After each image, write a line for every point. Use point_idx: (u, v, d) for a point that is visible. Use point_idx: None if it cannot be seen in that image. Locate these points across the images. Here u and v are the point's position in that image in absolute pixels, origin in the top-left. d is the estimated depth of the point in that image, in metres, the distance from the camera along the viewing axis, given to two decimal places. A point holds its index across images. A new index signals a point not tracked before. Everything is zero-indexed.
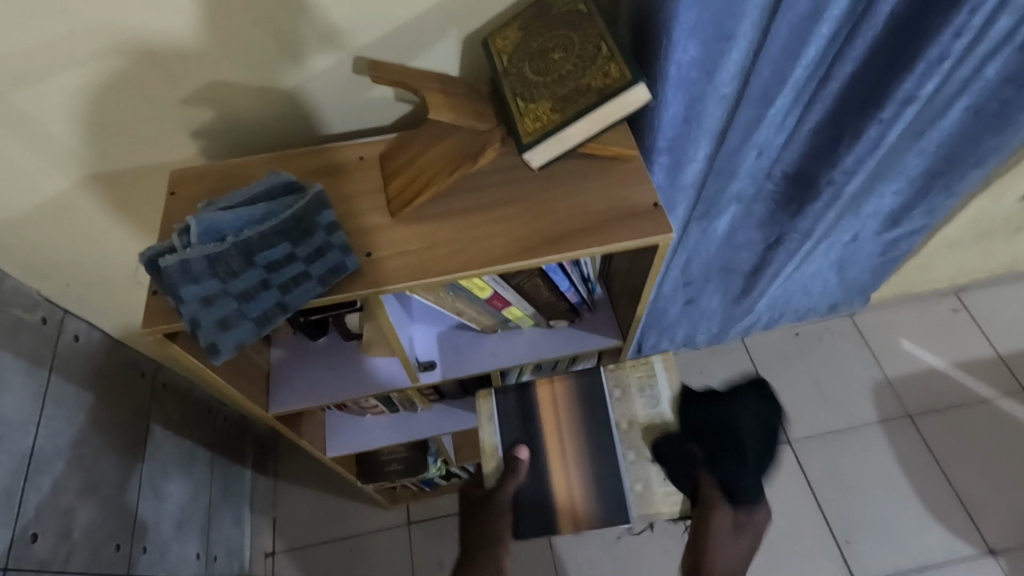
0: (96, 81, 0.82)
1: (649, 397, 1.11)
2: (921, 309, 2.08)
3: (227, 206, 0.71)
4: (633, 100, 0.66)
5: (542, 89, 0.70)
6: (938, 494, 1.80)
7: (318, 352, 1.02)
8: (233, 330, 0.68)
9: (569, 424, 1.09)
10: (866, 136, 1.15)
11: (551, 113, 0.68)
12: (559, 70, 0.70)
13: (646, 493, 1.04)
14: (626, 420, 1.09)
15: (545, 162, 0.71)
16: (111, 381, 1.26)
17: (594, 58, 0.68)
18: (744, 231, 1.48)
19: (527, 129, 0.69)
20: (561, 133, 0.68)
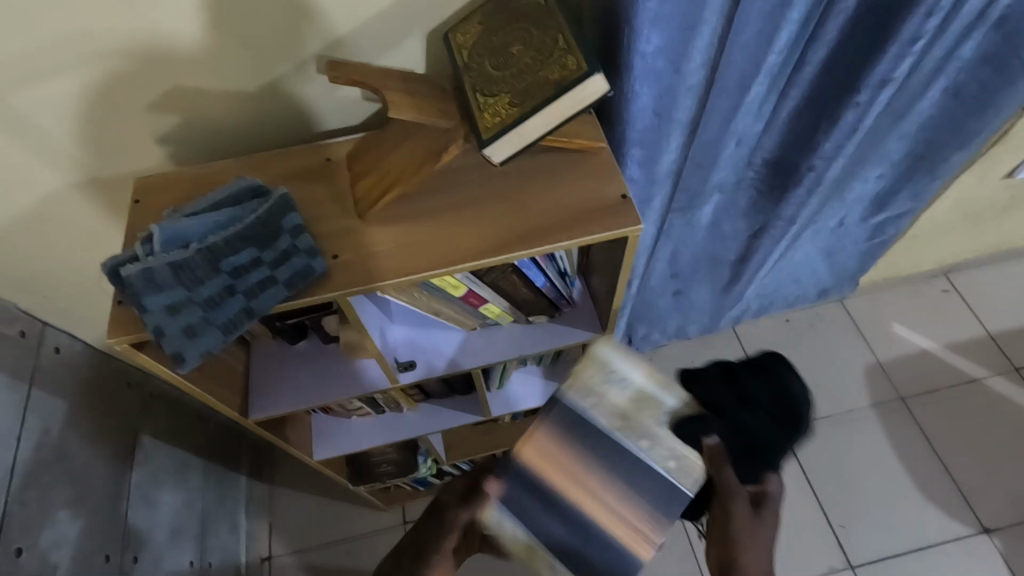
0: (56, 91, 0.80)
1: (617, 380, 0.75)
2: (911, 291, 2.08)
3: (191, 212, 0.70)
4: (590, 91, 0.65)
5: (501, 83, 0.69)
6: (932, 475, 1.80)
7: (297, 356, 1.01)
8: (200, 338, 0.67)
9: (582, 468, 0.73)
10: (843, 121, 1.14)
11: (509, 107, 0.67)
12: (518, 65, 0.69)
13: (692, 461, 0.73)
14: (614, 419, 0.74)
15: (507, 157, 0.70)
16: (96, 392, 1.25)
17: (551, 51, 0.67)
18: (729, 220, 1.47)
19: (486, 124, 0.68)
20: (520, 128, 0.67)
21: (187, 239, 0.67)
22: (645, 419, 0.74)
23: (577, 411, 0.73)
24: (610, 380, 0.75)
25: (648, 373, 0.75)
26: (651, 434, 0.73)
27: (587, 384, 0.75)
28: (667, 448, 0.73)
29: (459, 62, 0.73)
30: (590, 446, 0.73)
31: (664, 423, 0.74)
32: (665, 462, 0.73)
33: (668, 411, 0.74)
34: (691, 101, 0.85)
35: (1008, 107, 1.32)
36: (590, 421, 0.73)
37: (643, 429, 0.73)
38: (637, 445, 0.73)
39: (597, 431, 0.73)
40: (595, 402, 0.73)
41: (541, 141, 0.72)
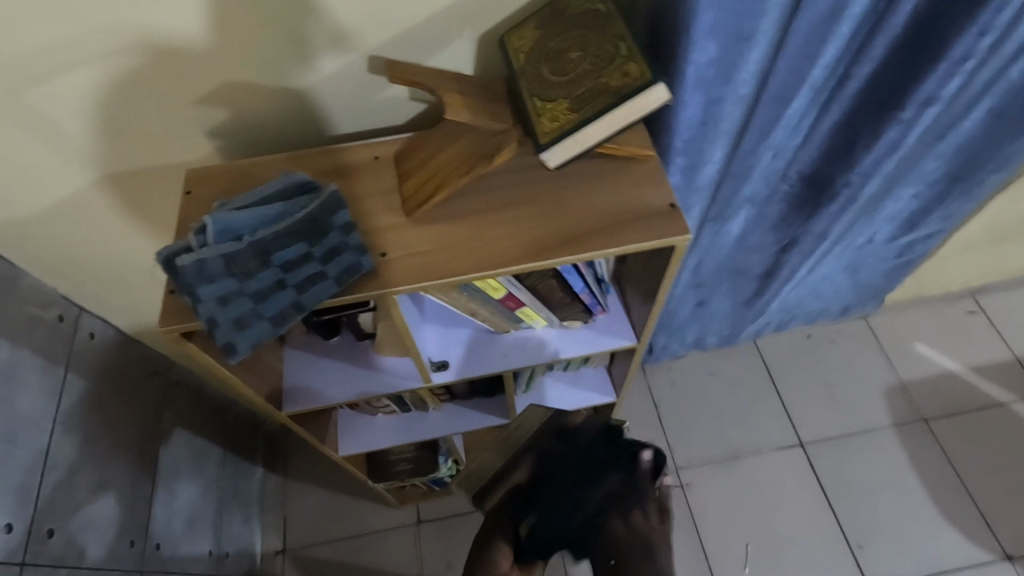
0: (108, 76, 0.82)
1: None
2: (935, 311, 2.06)
3: (241, 205, 0.71)
4: (653, 100, 0.66)
5: (558, 89, 0.70)
6: (953, 498, 1.78)
7: (330, 351, 1.02)
8: (250, 330, 0.67)
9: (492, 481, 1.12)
10: (885, 136, 1.14)
11: (568, 113, 0.68)
12: (575, 70, 0.70)
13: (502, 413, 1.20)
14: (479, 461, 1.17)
15: (563, 162, 0.70)
16: (126, 379, 1.27)
17: (612, 58, 0.69)
18: (758, 233, 1.46)
19: (544, 128, 0.69)
20: (579, 134, 0.68)
21: (239, 233, 0.68)
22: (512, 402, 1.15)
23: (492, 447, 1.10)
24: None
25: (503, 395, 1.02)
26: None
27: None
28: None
29: (514, 66, 0.73)
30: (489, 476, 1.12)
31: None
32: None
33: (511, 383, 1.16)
34: (738, 113, 0.85)
35: None
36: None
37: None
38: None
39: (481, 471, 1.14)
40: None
41: (596, 148, 0.72)
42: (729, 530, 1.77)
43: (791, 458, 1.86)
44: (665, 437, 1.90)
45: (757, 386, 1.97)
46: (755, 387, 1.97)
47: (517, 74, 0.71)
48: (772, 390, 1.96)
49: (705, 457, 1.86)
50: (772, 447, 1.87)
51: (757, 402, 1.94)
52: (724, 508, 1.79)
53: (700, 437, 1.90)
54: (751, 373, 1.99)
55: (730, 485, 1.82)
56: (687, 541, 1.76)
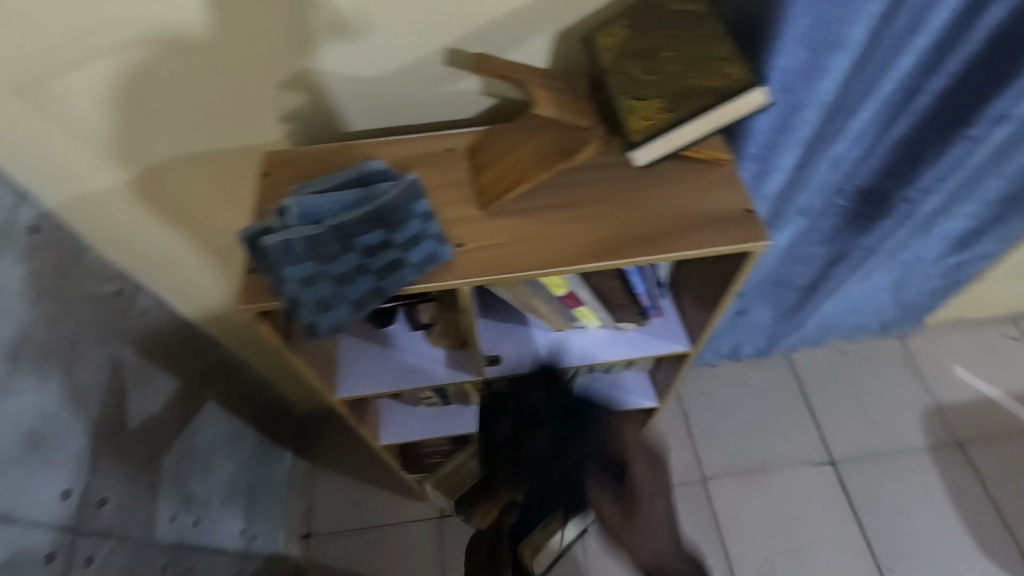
0: (138, 66, 0.83)
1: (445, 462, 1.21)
2: (975, 335, 2.02)
3: (326, 188, 0.72)
4: (749, 103, 0.68)
5: (650, 87, 0.71)
6: (988, 526, 1.74)
7: (383, 339, 1.03)
8: (331, 312, 0.68)
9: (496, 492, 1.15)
10: (952, 152, 1.13)
11: (661, 111, 0.69)
12: (668, 70, 0.71)
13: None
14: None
15: (650, 161, 0.72)
16: (173, 357, 1.29)
17: (707, 60, 0.70)
18: (807, 246, 1.44)
19: (636, 126, 0.70)
20: (672, 133, 0.69)
21: (326, 215, 0.69)
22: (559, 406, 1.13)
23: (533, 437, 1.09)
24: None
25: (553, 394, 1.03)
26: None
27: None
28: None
29: (602, 62, 0.73)
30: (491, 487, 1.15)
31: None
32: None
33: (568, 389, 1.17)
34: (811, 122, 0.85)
35: None
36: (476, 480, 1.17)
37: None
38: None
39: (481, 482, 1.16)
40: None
41: (680, 151, 0.74)
42: (756, 544, 1.75)
43: (822, 475, 1.83)
44: (693, 446, 1.88)
45: (789, 400, 1.95)
46: (787, 401, 1.94)
47: (608, 70, 0.72)
48: (805, 406, 1.93)
49: (734, 469, 1.84)
50: (803, 463, 1.85)
51: (789, 417, 1.92)
52: (751, 522, 1.77)
53: (729, 449, 1.88)
54: (784, 387, 1.97)
55: (758, 499, 1.80)
56: (713, 553, 1.73)
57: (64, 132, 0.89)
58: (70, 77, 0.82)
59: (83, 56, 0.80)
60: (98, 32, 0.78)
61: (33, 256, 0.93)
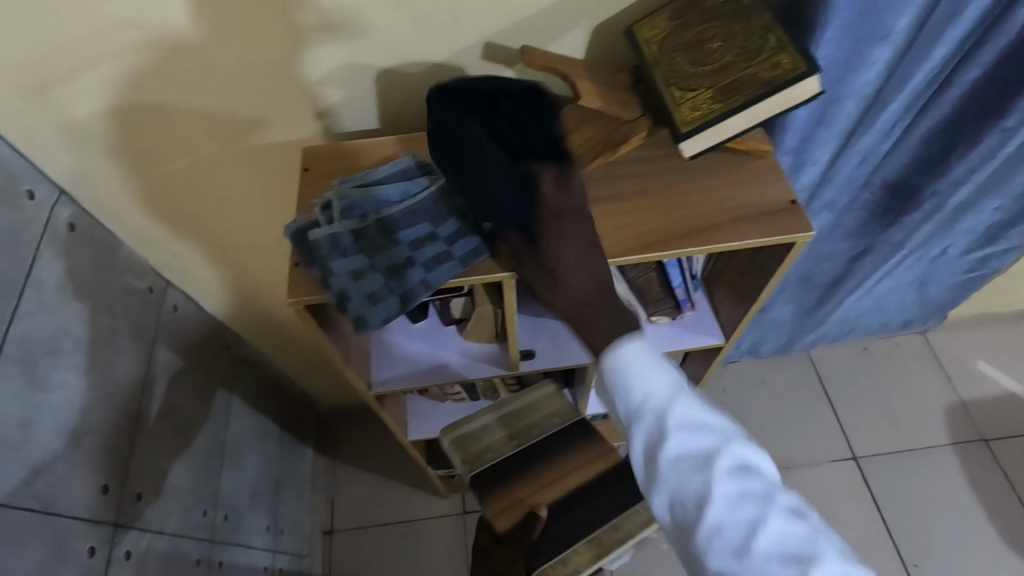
0: (142, 68, 0.83)
1: (472, 427, 0.88)
2: (999, 331, 2.00)
3: (367, 183, 0.74)
4: (802, 92, 0.69)
5: (698, 79, 0.73)
6: (1014, 523, 1.72)
7: (417, 334, 1.03)
8: (381, 304, 0.67)
9: (533, 473, 0.81)
10: (984, 144, 1.12)
11: (711, 102, 0.71)
12: (718, 61, 0.73)
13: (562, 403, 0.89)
14: (509, 444, 0.85)
15: (698, 152, 0.73)
16: (202, 354, 1.30)
17: (760, 50, 0.71)
18: (832, 241, 1.43)
19: (685, 117, 0.71)
20: (719, 125, 0.70)
21: (372, 210, 0.71)
22: None
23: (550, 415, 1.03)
24: (473, 436, 0.87)
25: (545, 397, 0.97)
26: (530, 423, 0.87)
27: (470, 452, 0.85)
28: (540, 416, 0.87)
29: (648, 55, 0.75)
30: (527, 471, 0.81)
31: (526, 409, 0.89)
32: (552, 420, 0.87)
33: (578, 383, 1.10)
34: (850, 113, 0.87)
35: None
36: (505, 458, 0.83)
37: (524, 428, 0.86)
38: (537, 433, 0.85)
39: (512, 460, 0.82)
40: (491, 449, 0.85)
41: (725, 144, 0.75)
42: None
43: (844, 471, 1.82)
44: None
45: (810, 397, 1.94)
46: (808, 398, 1.94)
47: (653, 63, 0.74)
48: (826, 402, 1.93)
49: None
50: (825, 460, 1.84)
51: (810, 413, 1.91)
52: None
53: None
54: (804, 384, 1.96)
55: None
56: None
57: (101, 131, 0.90)
58: (107, 75, 0.83)
59: (124, 55, 0.81)
60: (138, 31, 0.79)
61: (71, 253, 0.95)
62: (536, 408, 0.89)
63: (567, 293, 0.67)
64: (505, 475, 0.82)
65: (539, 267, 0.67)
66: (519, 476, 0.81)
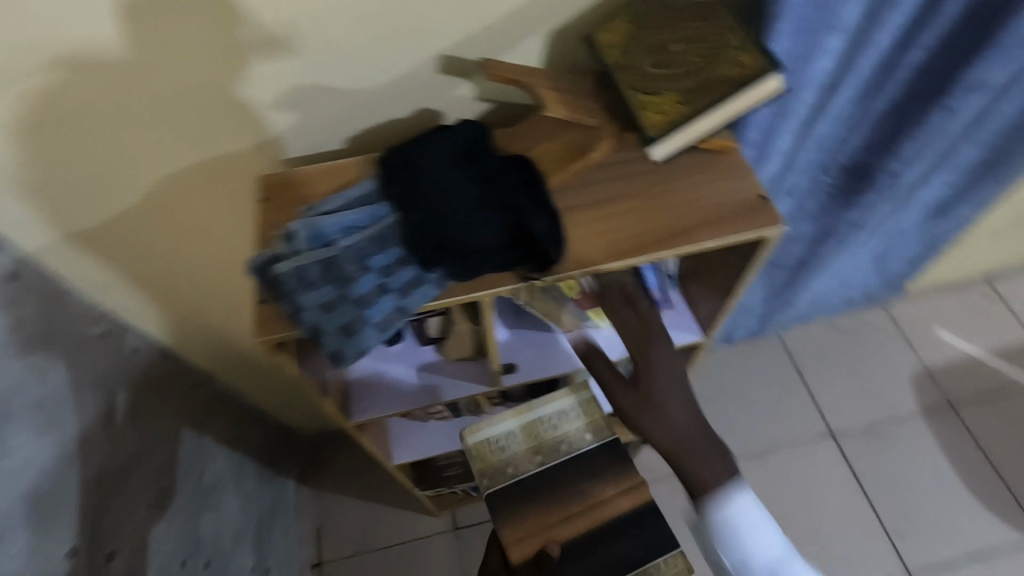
0: (79, 103, 0.78)
1: (503, 441, 0.95)
2: (955, 298, 2.08)
3: (336, 207, 0.71)
4: (764, 89, 0.71)
5: (663, 82, 0.74)
6: (985, 482, 1.80)
7: (395, 358, 1.00)
8: (357, 335, 0.65)
9: (559, 504, 0.89)
10: (934, 121, 1.15)
11: (677, 105, 0.73)
12: (681, 63, 0.75)
13: (594, 422, 0.96)
14: (535, 458, 0.93)
15: (668, 155, 0.75)
16: (168, 395, 1.24)
17: (721, 50, 0.73)
18: (796, 226, 1.46)
19: (653, 122, 0.74)
20: (687, 128, 0.73)
21: (345, 237, 0.68)
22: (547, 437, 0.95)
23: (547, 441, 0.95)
24: (502, 448, 0.94)
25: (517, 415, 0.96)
26: (561, 437, 0.95)
27: (494, 465, 0.93)
28: (573, 429, 0.95)
29: (609, 60, 0.75)
30: (551, 495, 0.90)
31: (560, 421, 0.96)
32: (585, 437, 0.94)
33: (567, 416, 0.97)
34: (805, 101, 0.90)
35: None
36: (529, 476, 0.92)
37: (553, 441, 0.94)
38: (564, 449, 0.94)
39: (535, 484, 0.92)
40: (512, 464, 0.93)
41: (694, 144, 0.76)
42: None
43: (824, 449, 1.86)
44: None
45: (785, 378, 1.98)
46: (783, 379, 1.98)
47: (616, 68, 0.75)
48: (800, 382, 1.97)
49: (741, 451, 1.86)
50: (805, 439, 1.88)
51: (786, 394, 1.95)
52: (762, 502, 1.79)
53: (733, 432, 1.90)
54: (779, 366, 2.00)
55: (766, 478, 1.83)
56: None
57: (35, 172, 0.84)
58: (35, 113, 0.77)
59: (52, 90, 0.75)
60: (67, 64, 0.74)
61: (14, 305, 0.88)
62: (571, 420, 0.96)
63: (659, 432, 0.83)
64: (528, 507, 0.90)
65: (650, 409, 0.84)
66: (543, 503, 0.90)
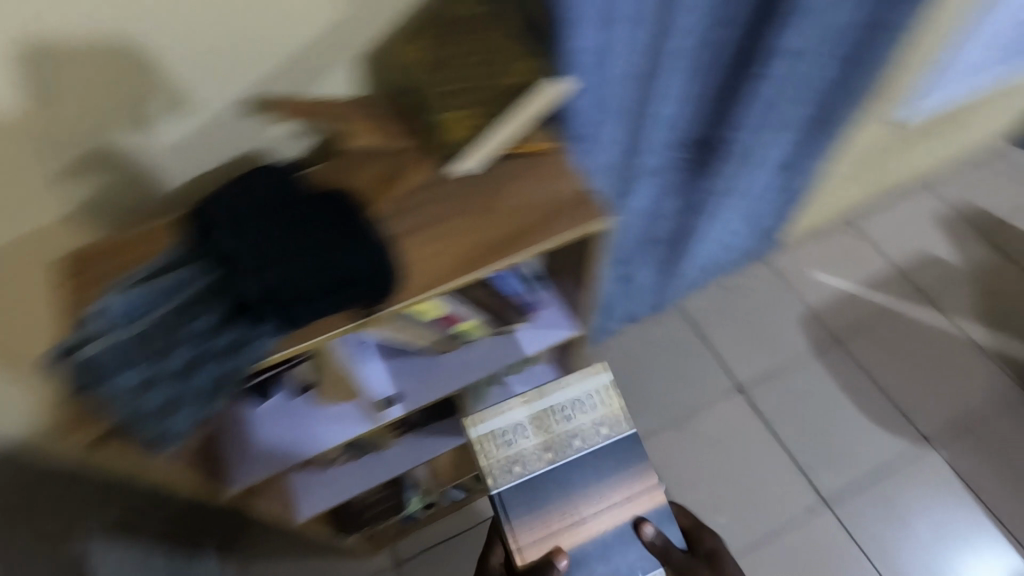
0: None
1: (509, 435, 0.89)
2: (825, 239, 2.23)
3: (127, 285, 0.71)
4: (548, 96, 0.81)
5: (459, 98, 0.83)
6: (875, 404, 1.97)
7: (270, 416, 0.96)
8: (177, 414, 0.68)
9: (572, 510, 0.88)
10: (759, 91, 1.24)
11: (472, 120, 0.83)
12: (471, 80, 0.85)
13: (610, 412, 0.91)
14: (544, 454, 0.89)
15: (477, 163, 0.82)
16: (36, 505, 1.11)
17: (504, 64, 0.85)
18: (664, 203, 1.53)
19: (455, 135, 0.83)
20: (486, 139, 0.81)
21: (133, 315, 0.68)
22: (558, 427, 0.90)
23: (566, 408, 0.91)
24: (507, 442, 0.89)
25: (526, 400, 0.90)
26: (571, 430, 0.90)
27: (500, 461, 0.89)
28: (585, 424, 0.90)
29: (415, 82, 0.85)
30: (563, 500, 0.88)
31: (570, 413, 0.90)
32: (599, 431, 0.90)
33: (595, 383, 0.92)
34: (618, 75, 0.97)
35: (890, 62, 1.41)
36: (538, 474, 0.89)
37: (563, 436, 0.89)
38: (575, 446, 0.89)
39: (547, 490, 0.88)
40: (518, 462, 0.88)
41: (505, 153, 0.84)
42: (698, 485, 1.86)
43: (735, 403, 1.97)
44: None
45: (689, 344, 2.07)
46: (687, 345, 2.07)
47: (418, 87, 0.84)
48: (703, 344, 2.07)
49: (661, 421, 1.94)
50: (717, 398, 1.98)
51: (692, 357, 2.05)
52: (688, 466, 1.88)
53: (651, 404, 1.98)
54: (683, 334, 2.08)
55: (688, 443, 1.92)
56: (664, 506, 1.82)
57: None
58: None
59: None
60: None
61: None
62: (584, 411, 0.90)
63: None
64: (540, 514, 0.88)
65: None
66: (557, 510, 0.88)
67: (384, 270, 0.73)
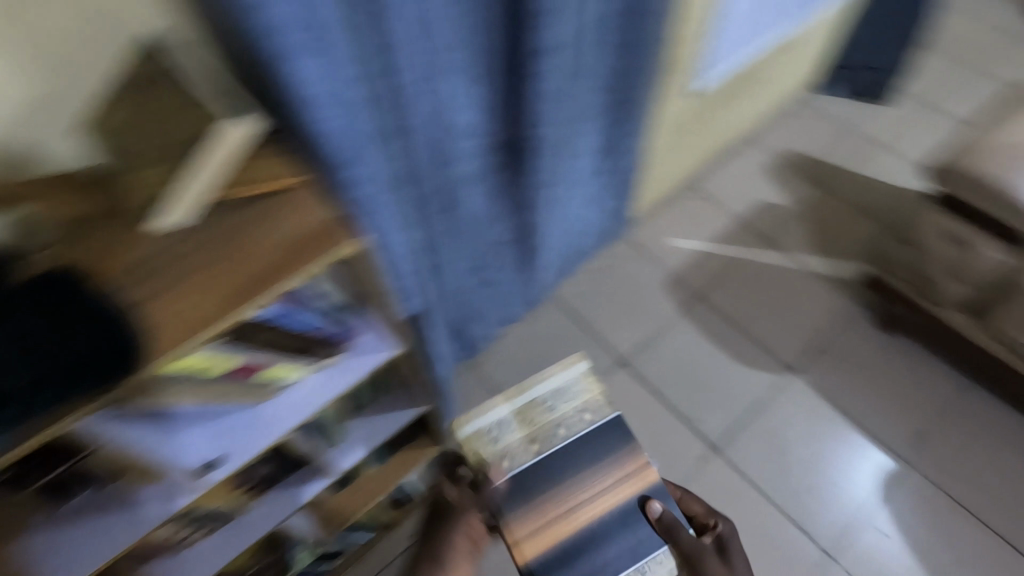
0: None
1: (501, 435, 1.01)
2: (674, 203, 2.28)
3: None
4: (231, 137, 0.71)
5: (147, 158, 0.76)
6: (749, 352, 2.00)
7: (71, 522, 0.87)
8: None
9: (571, 497, 0.99)
10: (541, 88, 1.20)
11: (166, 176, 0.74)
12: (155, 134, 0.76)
13: (591, 398, 1.03)
14: (532, 446, 1.00)
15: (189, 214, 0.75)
16: None
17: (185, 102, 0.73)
18: (489, 209, 1.46)
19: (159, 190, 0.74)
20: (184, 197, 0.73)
21: None
22: (541, 420, 1.02)
23: (552, 402, 1.02)
24: (499, 439, 1.01)
25: (509, 401, 1.01)
26: (554, 421, 1.02)
27: (492, 457, 1.00)
28: (568, 413, 1.02)
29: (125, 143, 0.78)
30: (567, 487, 0.99)
31: (554, 403, 1.02)
32: (584, 416, 1.02)
33: (574, 379, 1.04)
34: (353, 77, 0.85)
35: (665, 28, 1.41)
36: (532, 466, 1.00)
37: (546, 428, 1.01)
38: (561, 436, 1.01)
39: (551, 477, 1.00)
40: (517, 459, 1.00)
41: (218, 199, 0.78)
42: None
43: (620, 381, 1.95)
44: None
45: (569, 332, 2.02)
46: (568, 333, 2.02)
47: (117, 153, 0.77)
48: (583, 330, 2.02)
49: None
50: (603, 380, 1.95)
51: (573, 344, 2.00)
52: None
53: None
54: (562, 323, 2.03)
55: None
56: None
57: None
58: None
59: None
60: None
61: None
62: (570, 400, 1.03)
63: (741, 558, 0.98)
64: (532, 507, 0.99)
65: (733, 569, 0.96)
66: (558, 497, 0.99)
67: (129, 340, 0.68)
